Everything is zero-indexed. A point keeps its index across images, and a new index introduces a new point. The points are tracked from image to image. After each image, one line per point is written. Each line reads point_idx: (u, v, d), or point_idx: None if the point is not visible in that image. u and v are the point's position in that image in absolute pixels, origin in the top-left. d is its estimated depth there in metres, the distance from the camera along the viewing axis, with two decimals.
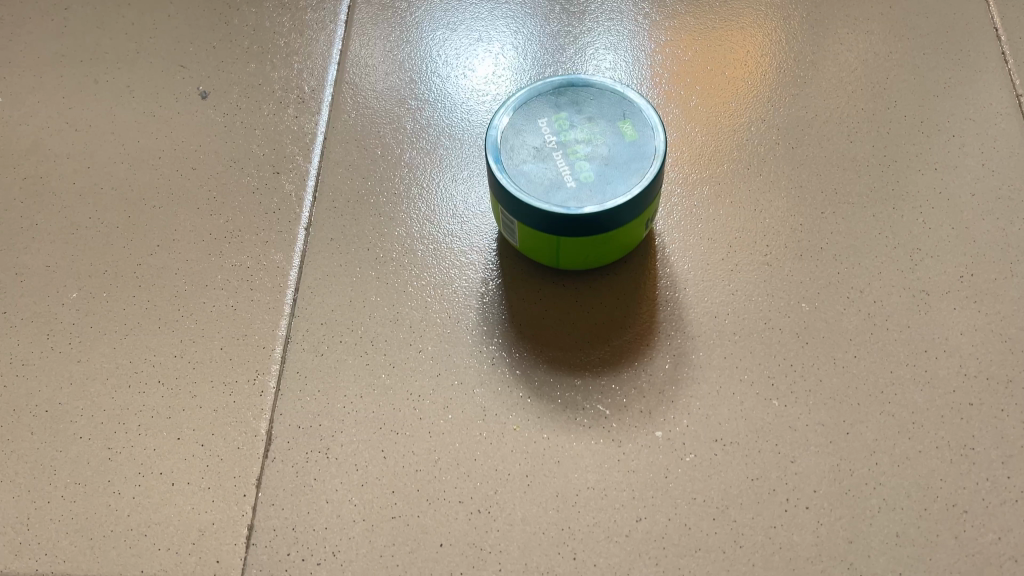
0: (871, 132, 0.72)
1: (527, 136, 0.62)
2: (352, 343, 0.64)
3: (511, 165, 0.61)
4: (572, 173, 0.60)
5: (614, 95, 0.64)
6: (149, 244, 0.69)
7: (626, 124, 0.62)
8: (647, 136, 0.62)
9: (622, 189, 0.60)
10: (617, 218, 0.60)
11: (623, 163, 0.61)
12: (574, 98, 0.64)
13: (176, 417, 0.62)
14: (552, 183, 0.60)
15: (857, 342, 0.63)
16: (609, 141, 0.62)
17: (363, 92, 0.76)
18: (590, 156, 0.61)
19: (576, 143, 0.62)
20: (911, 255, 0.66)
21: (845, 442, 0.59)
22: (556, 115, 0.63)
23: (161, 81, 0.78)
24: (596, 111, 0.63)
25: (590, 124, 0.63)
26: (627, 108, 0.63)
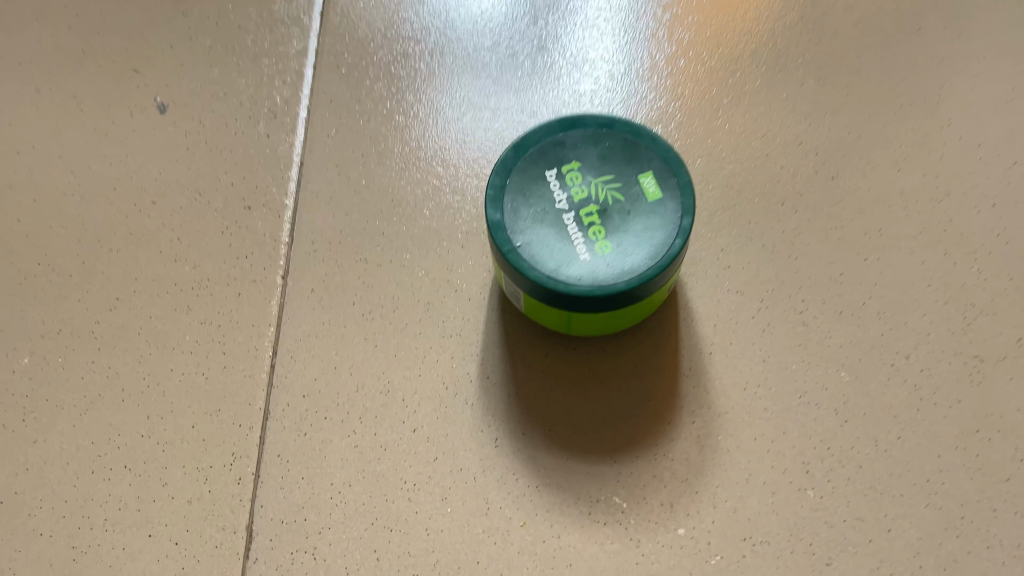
0: (922, 157, 0.63)
1: (534, 192, 0.53)
2: (339, 420, 0.57)
3: (515, 231, 0.52)
4: (585, 241, 0.52)
5: (635, 138, 0.54)
6: (107, 297, 0.62)
7: (648, 177, 0.53)
8: (672, 194, 0.53)
9: (641, 263, 0.51)
10: (636, 295, 0.52)
11: (643, 228, 0.52)
12: (588, 140, 0.54)
13: (146, 509, 0.56)
14: (562, 257, 0.52)
15: (901, 420, 0.56)
16: (627, 199, 0.53)
17: (344, 106, 0.67)
18: (606, 220, 0.52)
19: (590, 202, 0.53)
20: (964, 312, 0.59)
21: (886, 541, 0.54)
22: (567, 165, 0.54)
23: (113, 89, 0.68)
24: (613, 158, 0.54)
25: (606, 177, 0.53)
26: (649, 155, 0.54)
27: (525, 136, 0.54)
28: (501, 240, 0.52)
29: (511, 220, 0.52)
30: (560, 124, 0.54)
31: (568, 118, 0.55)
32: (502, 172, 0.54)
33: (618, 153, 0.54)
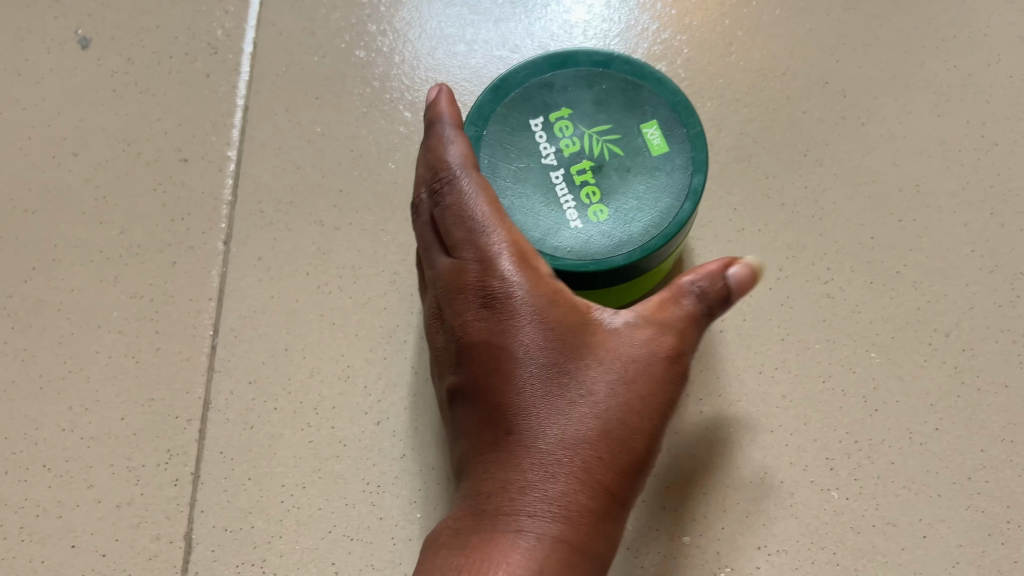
0: (966, 100, 0.55)
1: (515, 145, 0.44)
2: (291, 412, 0.49)
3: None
4: (577, 205, 0.43)
5: (639, 81, 0.45)
6: (22, 268, 0.53)
7: (652, 126, 0.44)
8: (681, 148, 0.44)
9: (644, 231, 0.43)
10: (637, 269, 0.44)
11: (645, 190, 0.43)
12: (580, 82, 0.45)
13: (69, 516, 0.48)
14: (549, 223, 0.43)
15: (940, 408, 0.49)
16: (627, 154, 0.44)
17: (295, 38, 0.57)
18: (601, 178, 0.43)
19: (583, 156, 0.44)
20: (1012, 281, 0.51)
21: (921, 549, 0.47)
22: (555, 111, 0.44)
23: (25, 20, 0.58)
24: (610, 104, 0.44)
25: (601, 126, 0.44)
26: (653, 101, 0.44)
27: (508, 77, 0.45)
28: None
29: (488, 180, 0.44)
30: (547, 62, 0.45)
31: (557, 54, 0.45)
32: (478, 120, 0.45)
33: (618, 97, 0.44)
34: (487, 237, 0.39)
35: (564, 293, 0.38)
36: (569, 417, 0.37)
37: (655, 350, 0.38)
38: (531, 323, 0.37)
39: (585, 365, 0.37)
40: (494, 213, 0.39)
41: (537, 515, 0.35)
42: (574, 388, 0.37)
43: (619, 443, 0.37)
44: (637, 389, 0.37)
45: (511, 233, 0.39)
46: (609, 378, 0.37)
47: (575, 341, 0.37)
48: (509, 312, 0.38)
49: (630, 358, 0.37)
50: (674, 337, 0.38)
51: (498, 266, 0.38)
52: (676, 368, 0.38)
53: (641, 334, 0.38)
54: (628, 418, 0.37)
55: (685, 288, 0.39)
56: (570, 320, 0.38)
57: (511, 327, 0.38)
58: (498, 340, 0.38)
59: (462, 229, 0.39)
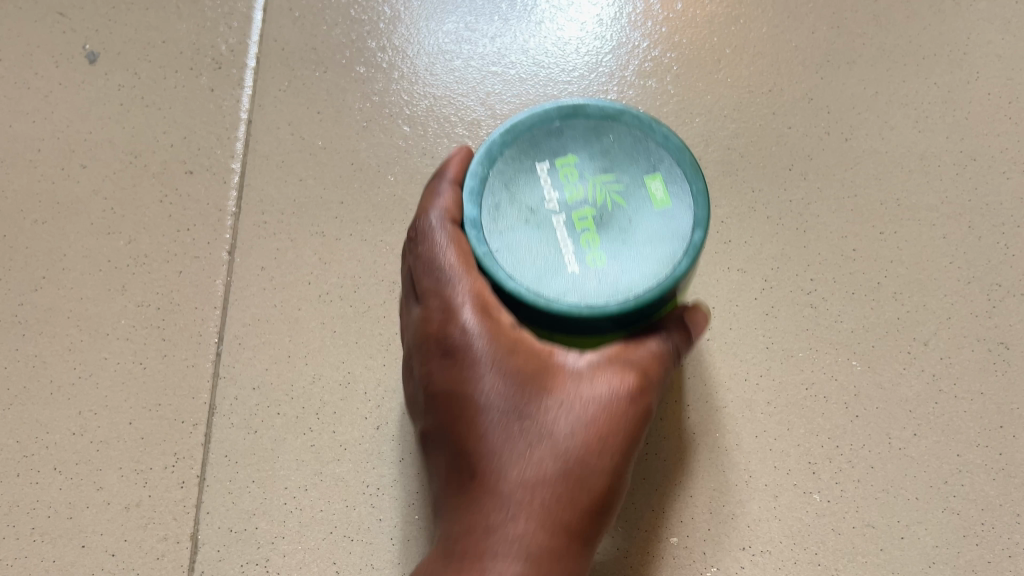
0: (945, 116, 0.57)
1: (519, 186, 0.41)
2: (293, 417, 0.51)
3: (491, 232, 0.41)
4: (575, 249, 0.40)
5: (648, 134, 0.42)
6: (32, 276, 0.55)
7: (657, 180, 0.41)
8: (683, 203, 0.41)
9: (642, 279, 0.40)
10: (632, 319, 0.41)
11: (645, 241, 0.40)
12: (589, 132, 0.42)
13: (79, 517, 0.50)
14: (546, 267, 0.40)
15: (918, 415, 0.51)
16: (630, 205, 0.41)
17: (298, 55, 0.59)
18: (603, 228, 0.40)
19: (586, 202, 0.40)
20: (988, 292, 0.53)
21: (899, 549, 0.49)
22: (562, 159, 0.41)
23: (34, 35, 0.60)
24: (617, 155, 0.41)
25: (607, 176, 0.41)
26: (661, 156, 0.41)
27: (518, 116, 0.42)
28: (475, 239, 0.41)
29: (489, 217, 0.41)
30: (558, 110, 0.42)
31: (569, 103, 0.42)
32: (485, 158, 0.41)
33: (626, 149, 0.41)
34: (453, 286, 0.41)
35: (525, 340, 0.40)
36: (529, 459, 0.38)
37: (613, 392, 0.40)
38: (490, 369, 0.40)
39: (541, 407, 0.39)
40: (462, 264, 0.41)
41: (500, 555, 0.37)
42: (531, 430, 0.39)
43: (578, 481, 0.39)
44: (592, 429, 0.39)
45: (475, 284, 0.41)
46: (566, 420, 0.39)
47: (533, 384, 0.40)
48: (469, 360, 0.40)
49: (588, 399, 0.40)
50: (633, 379, 0.40)
51: (459, 315, 0.40)
52: (633, 408, 0.40)
53: (601, 376, 0.40)
54: (587, 456, 0.39)
55: (649, 328, 0.42)
56: (527, 365, 0.40)
57: (472, 373, 0.40)
58: (461, 382, 0.40)
59: (432, 280, 0.42)
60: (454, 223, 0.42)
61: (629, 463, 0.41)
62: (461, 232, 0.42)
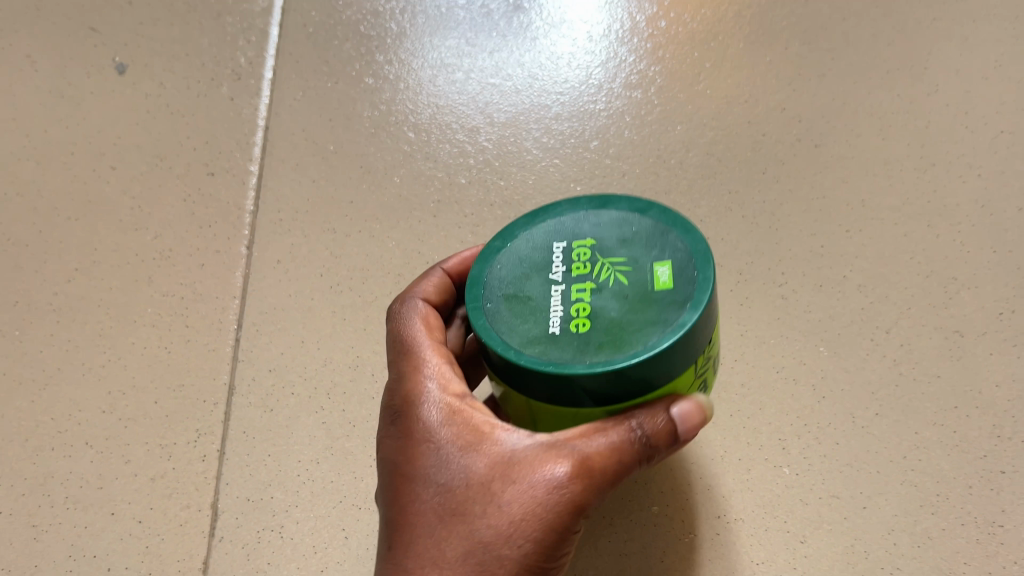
0: (907, 124, 0.62)
1: (531, 261, 0.41)
2: (306, 396, 0.56)
3: (490, 291, 0.41)
4: (563, 316, 0.38)
5: (671, 226, 0.40)
6: (65, 268, 0.59)
7: (666, 265, 0.38)
8: (685, 288, 0.37)
9: (620, 345, 0.36)
10: (609, 392, 0.37)
11: (634, 314, 0.37)
12: (614, 222, 0.41)
13: (109, 488, 0.54)
14: (527, 328, 0.39)
15: (880, 396, 0.55)
16: (631, 283, 0.38)
17: (312, 69, 0.65)
18: (596, 299, 0.38)
19: (587, 277, 0.39)
20: (946, 286, 0.57)
21: (862, 518, 0.53)
22: (579, 241, 0.41)
23: (69, 48, 0.65)
24: (633, 241, 0.40)
25: (617, 258, 0.39)
26: (677, 243, 0.39)
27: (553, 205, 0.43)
28: (471, 295, 0.41)
29: (492, 279, 0.41)
30: (589, 203, 0.43)
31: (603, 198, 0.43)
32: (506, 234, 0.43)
33: (645, 237, 0.40)
34: (421, 359, 0.46)
35: (468, 412, 0.43)
36: (439, 534, 0.39)
37: (540, 477, 0.38)
38: (426, 439, 0.42)
39: (463, 480, 0.40)
40: (426, 336, 0.47)
41: None
42: (449, 502, 0.39)
43: (479, 564, 0.38)
44: (507, 511, 0.38)
45: (433, 361, 0.45)
46: (483, 498, 0.39)
47: (462, 456, 0.41)
48: (409, 427, 0.43)
49: (515, 479, 0.39)
50: (570, 465, 0.38)
51: (415, 384, 0.45)
52: (564, 495, 0.38)
53: (537, 457, 0.39)
54: (496, 540, 0.38)
55: (620, 415, 0.38)
56: (463, 436, 0.41)
57: (409, 440, 0.42)
58: (400, 450, 0.43)
59: (401, 353, 0.47)
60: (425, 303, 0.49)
61: (554, 556, 0.39)
62: (431, 313, 0.49)
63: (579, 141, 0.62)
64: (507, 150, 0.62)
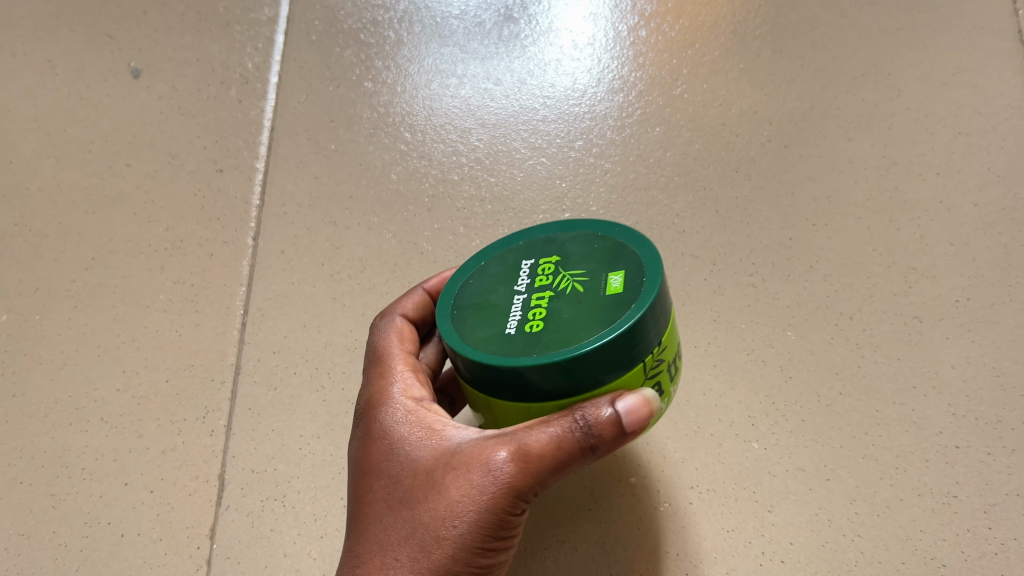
0: (871, 127, 0.66)
1: (500, 275, 0.43)
2: (308, 375, 0.59)
3: (460, 301, 0.43)
4: (520, 319, 0.40)
5: (630, 242, 0.41)
6: (82, 257, 0.63)
7: (620, 274, 0.40)
8: (633, 291, 0.38)
9: (567, 340, 0.38)
10: (558, 385, 0.38)
11: (584, 314, 0.38)
12: (580, 239, 0.43)
13: (122, 460, 0.58)
14: (488, 331, 0.40)
15: (844, 377, 0.59)
16: (586, 290, 0.40)
17: (315, 73, 0.69)
18: (552, 304, 0.40)
19: (547, 287, 0.41)
20: (906, 275, 0.62)
21: (825, 489, 0.56)
22: (546, 258, 0.43)
23: (88, 55, 0.70)
24: (593, 255, 0.41)
25: (577, 270, 0.41)
26: (631, 255, 0.40)
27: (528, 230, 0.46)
28: (443, 306, 0.43)
29: (465, 291, 0.44)
30: (560, 227, 0.44)
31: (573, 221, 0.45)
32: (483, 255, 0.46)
33: (604, 253, 0.41)
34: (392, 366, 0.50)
35: (427, 413, 0.46)
36: (389, 520, 0.42)
37: (479, 462, 0.40)
38: (385, 437, 0.46)
39: (412, 470, 0.43)
40: (399, 349, 0.51)
41: None
42: (399, 490, 0.43)
43: (419, 546, 0.41)
44: (446, 495, 0.41)
45: (401, 371, 0.50)
46: (426, 484, 0.42)
47: (415, 450, 0.44)
48: (372, 428, 0.47)
49: (456, 466, 0.41)
50: (507, 452, 0.40)
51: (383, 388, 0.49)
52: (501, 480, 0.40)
53: (478, 446, 0.41)
54: (435, 523, 0.41)
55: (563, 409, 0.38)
56: (417, 433, 0.45)
57: (371, 439, 0.46)
58: (364, 448, 0.47)
59: (376, 362, 0.51)
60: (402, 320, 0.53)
61: (493, 540, 0.41)
62: (404, 328, 0.53)
63: (565, 141, 0.67)
64: (496, 149, 0.66)
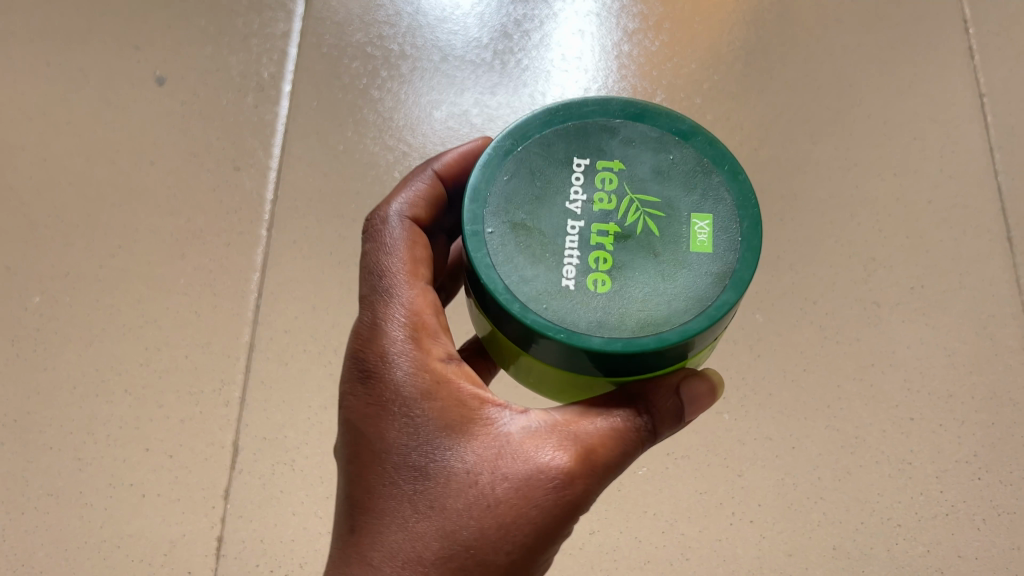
0: (835, 133, 0.72)
1: (549, 177, 0.41)
2: (317, 352, 0.65)
3: (494, 213, 0.41)
4: (579, 264, 0.40)
5: (707, 173, 0.42)
6: (109, 245, 0.69)
7: (704, 222, 0.41)
8: (718, 255, 0.40)
9: (642, 317, 0.39)
10: (621, 363, 0.40)
11: (660, 277, 0.40)
12: (649, 142, 0.42)
13: (144, 428, 0.63)
14: (536, 274, 0.40)
15: (808, 355, 0.65)
16: (662, 237, 0.40)
17: (325, 82, 0.75)
18: (618, 250, 0.40)
19: (612, 217, 0.40)
20: (866, 264, 0.67)
21: (791, 455, 0.62)
22: (606, 160, 0.42)
23: (117, 64, 0.75)
24: (669, 177, 0.41)
25: (648, 196, 0.41)
26: (719, 193, 0.41)
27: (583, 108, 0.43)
28: (471, 214, 0.41)
29: (497, 194, 0.41)
30: (622, 109, 0.43)
31: (637, 106, 0.43)
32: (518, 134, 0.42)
33: (680, 180, 0.41)
34: (396, 294, 0.46)
35: (448, 385, 0.43)
36: (419, 524, 0.40)
37: (534, 474, 0.41)
38: (402, 413, 0.42)
39: (445, 470, 0.41)
40: (407, 278, 0.46)
41: None
42: (426, 490, 0.41)
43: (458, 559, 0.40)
44: (491, 509, 0.40)
45: (411, 308, 0.45)
46: (468, 490, 0.41)
47: (445, 442, 0.42)
48: (383, 397, 0.43)
49: (503, 474, 0.41)
50: (568, 459, 0.41)
51: (386, 339, 0.44)
52: (556, 495, 0.41)
53: (531, 454, 0.41)
54: (477, 533, 0.40)
55: (625, 398, 0.42)
56: (445, 416, 0.42)
57: (383, 413, 0.43)
58: (370, 419, 0.43)
59: (375, 286, 0.46)
60: (410, 222, 0.48)
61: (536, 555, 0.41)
62: (417, 231, 0.48)
63: None
64: None
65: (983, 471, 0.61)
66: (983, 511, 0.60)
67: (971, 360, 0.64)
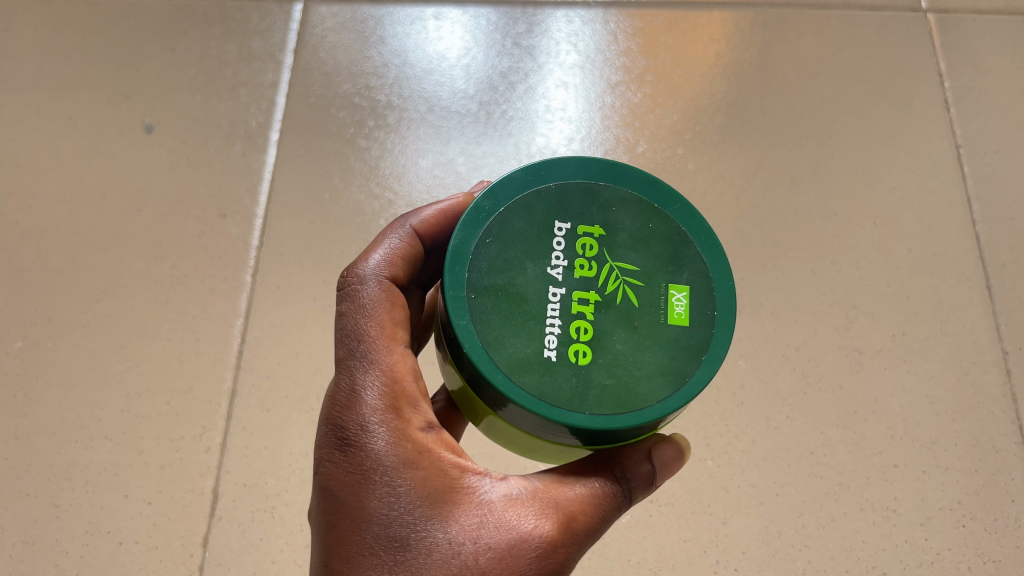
0: (815, 182, 0.73)
1: (530, 243, 0.42)
2: (299, 398, 0.65)
3: (476, 277, 0.41)
4: (561, 334, 0.40)
5: (684, 242, 0.43)
6: (93, 290, 0.69)
7: (682, 293, 0.42)
8: (698, 329, 0.41)
9: (622, 392, 0.40)
10: (600, 437, 0.40)
11: (640, 349, 0.40)
12: (626, 207, 0.43)
13: (123, 474, 0.63)
14: (517, 344, 0.40)
15: (790, 402, 0.65)
16: (642, 306, 0.41)
17: (312, 131, 0.76)
18: (598, 319, 0.40)
19: (592, 285, 0.41)
20: (847, 311, 0.68)
21: (775, 502, 0.62)
22: (587, 225, 0.42)
23: (106, 112, 0.76)
24: (648, 244, 0.42)
25: (628, 264, 0.42)
26: (696, 264, 0.42)
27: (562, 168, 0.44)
28: (453, 277, 0.41)
29: (478, 257, 0.41)
30: (602, 170, 0.44)
31: (614, 166, 0.44)
32: (499, 194, 0.43)
33: (658, 249, 0.42)
34: (374, 358, 0.44)
35: (429, 456, 0.42)
36: None
37: (518, 546, 0.40)
38: (383, 482, 0.41)
39: (428, 543, 0.39)
40: (387, 341, 0.44)
41: None
42: (407, 561, 0.39)
43: None
44: None
45: (392, 373, 0.43)
46: (453, 563, 0.39)
47: (428, 514, 0.40)
48: (363, 465, 0.41)
49: (486, 545, 0.40)
50: (549, 532, 0.41)
51: (365, 405, 0.42)
52: (538, 563, 0.40)
53: (514, 525, 0.41)
54: None
55: (601, 465, 0.43)
56: (427, 485, 0.41)
57: (363, 482, 0.41)
58: (348, 488, 0.41)
59: (350, 348, 0.44)
60: (389, 281, 0.47)
61: None
62: (395, 292, 0.46)
63: None
64: None
65: (967, 519, 0.62)
66: (969, 560, 0.60)
67: (954, 407, 0.65)
